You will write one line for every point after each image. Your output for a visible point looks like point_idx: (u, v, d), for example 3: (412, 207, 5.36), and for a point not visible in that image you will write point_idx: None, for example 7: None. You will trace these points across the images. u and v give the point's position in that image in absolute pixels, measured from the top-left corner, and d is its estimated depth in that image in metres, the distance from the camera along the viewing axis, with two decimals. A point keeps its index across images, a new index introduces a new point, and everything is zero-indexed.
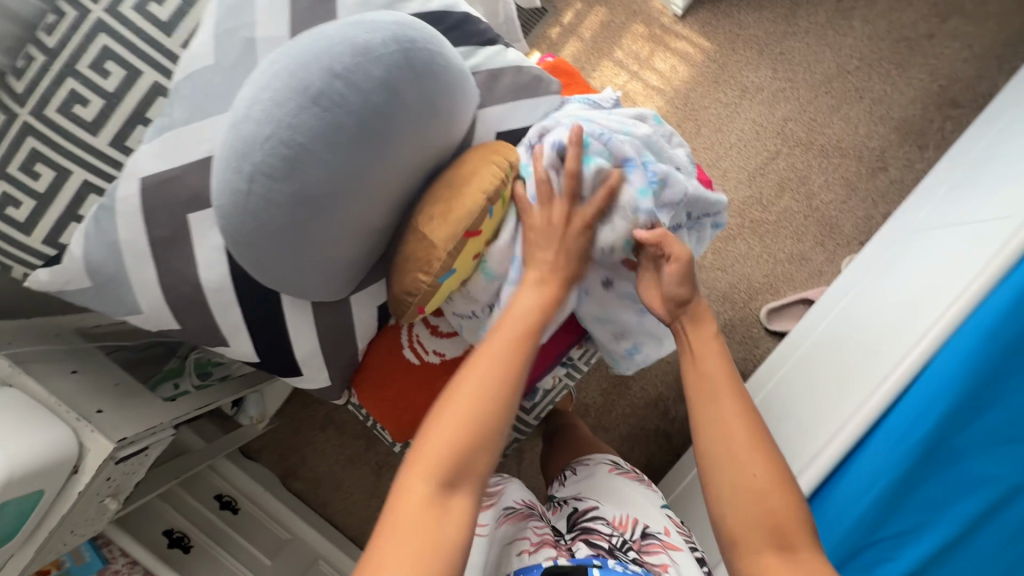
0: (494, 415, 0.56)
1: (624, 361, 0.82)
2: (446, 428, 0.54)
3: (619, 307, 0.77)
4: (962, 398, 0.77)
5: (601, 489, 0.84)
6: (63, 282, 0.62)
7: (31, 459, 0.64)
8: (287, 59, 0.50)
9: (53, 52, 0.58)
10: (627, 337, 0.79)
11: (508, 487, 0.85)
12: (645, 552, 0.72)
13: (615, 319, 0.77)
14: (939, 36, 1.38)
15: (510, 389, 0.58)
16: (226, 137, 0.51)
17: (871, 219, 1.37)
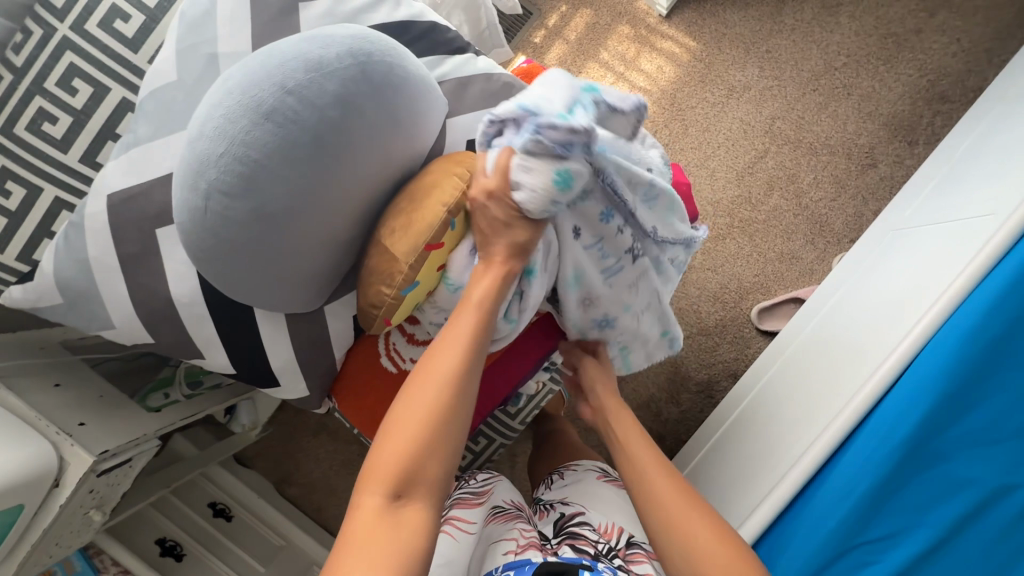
0: (446, 420, 0.55)
1: (592, 330, 0.79)
2: (397, 438, 0.53)
3: (587, 275, 0.72)
4: (945, 398, 0.77)
5: (588, 493, 0.84)
6: (35, 299, 0.62)
7: (10, 475, 0.64)
8: (242, 77, 0.50)
9: (20, 70, 0.58)
10: (595, 307, 0.75)
11: (498, 487, 0.85)
12: (630, 561, 0.72)
13: (582, 288, 0.73)
14: (927, 31, 1.37)
15: (461, 392, 0.56)
16: (183, 154, 0.51)
17: (862, 217, 1.36)
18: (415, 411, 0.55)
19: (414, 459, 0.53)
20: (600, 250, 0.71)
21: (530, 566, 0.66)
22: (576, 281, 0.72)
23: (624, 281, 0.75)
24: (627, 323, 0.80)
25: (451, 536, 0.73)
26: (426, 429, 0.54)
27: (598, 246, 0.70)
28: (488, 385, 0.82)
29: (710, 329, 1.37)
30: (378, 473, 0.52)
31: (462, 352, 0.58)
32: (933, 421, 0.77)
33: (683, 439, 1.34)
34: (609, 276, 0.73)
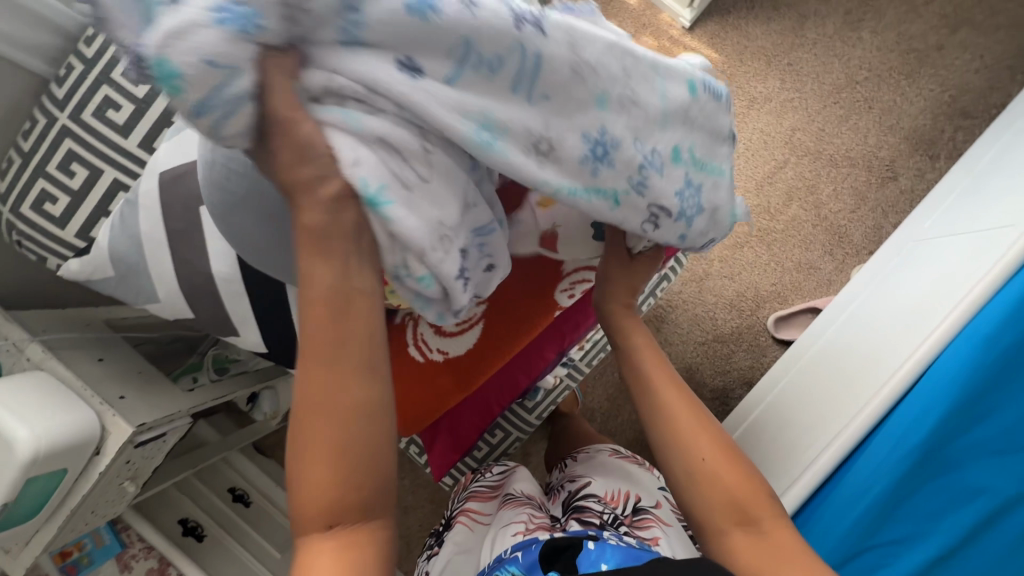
0: (355, 433, 0.41)
1: (609, 186, 0.48)
2: (310, 474, 0.42)
3: (500, 109, 0.42)
4: (960, 406, 0.77)
5: (596, 468, 0.87)
6: (89, 272, 0.66)
7: (56, 438, 0.68)
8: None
9: (90, 61, 0.64)
10: (563, 149, 0.45)
11: (514, 477, 0.89)
12: (637, 527, 0.74)
13: (516, 133, 0.43)
14: (949, 47, 1.38)
15: (354, 395, 0.41)
16: None
17: (881, 229, 1.37)
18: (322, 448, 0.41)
19: (352, 494, 0.42)
20: (477, 55, 0.39)
21: (538, 544, 0.64)
22: (492, 128, 0.42)
23: (563, 76, 0.43)
24: (616, 125, 0.47)
25: (465, 526, 0.81)
26: (348, 465, 0.42)
27: (462, 62, 0.39)
28: (510, 376, 0.87)
29: (726, 336, 1.38)
30: (309, 516, 0.42)
31: (346, 364, 0.41)
32: (952, 424, 0.78)
33: None
34: (530, 93, 0.43)
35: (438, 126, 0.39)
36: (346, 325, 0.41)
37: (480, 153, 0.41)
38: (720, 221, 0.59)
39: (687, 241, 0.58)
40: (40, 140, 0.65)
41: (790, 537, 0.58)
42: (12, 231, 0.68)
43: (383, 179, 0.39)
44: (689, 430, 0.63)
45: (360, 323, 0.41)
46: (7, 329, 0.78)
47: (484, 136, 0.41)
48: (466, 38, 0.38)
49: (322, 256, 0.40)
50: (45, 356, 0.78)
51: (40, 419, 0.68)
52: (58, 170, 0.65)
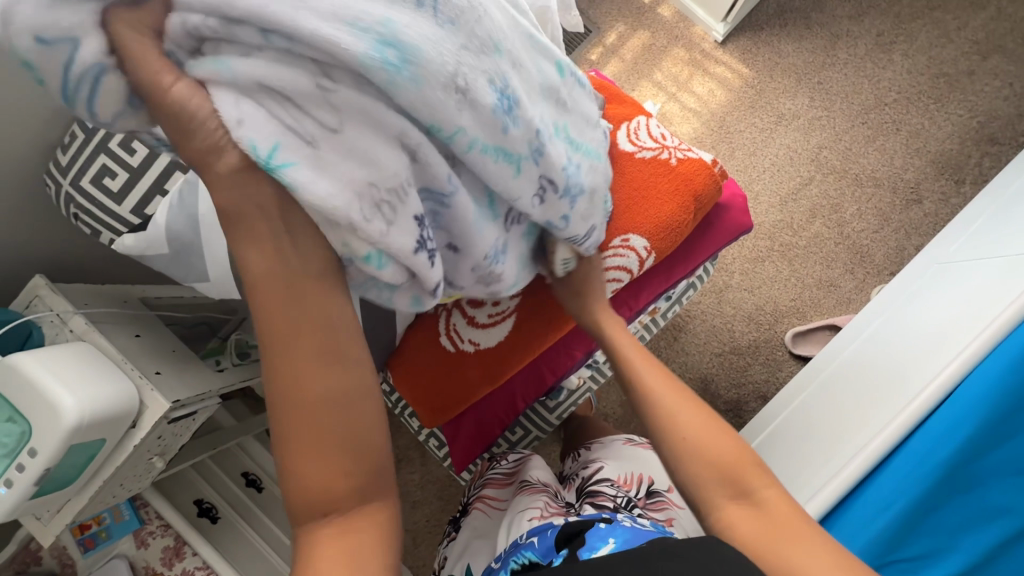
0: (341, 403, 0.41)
1: (515, 149, 0.50)
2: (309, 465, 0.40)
3: (411, 28, 0.41)
4: (984, 427, 0.78)
5: (610, 453, 0.89)
6: (144, 247, 0.66)
7: (98, 408, 0.69)
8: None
9: None
10: (479, 86, 0.45)
11: (529, 465, 0.87)
12: (650, 509, 0.78)
13: (433, 65, 0.41)
14: (979, 73, 1.39)
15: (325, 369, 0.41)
16: None
17: (903, 250, 1.37)
18: (304, 434, 0.40)
19: (342, 480, 0.41)
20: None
21: (553, 530, 0.65)
22: (403, 57, 0.40)
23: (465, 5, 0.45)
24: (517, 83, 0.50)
25: (482, 512, 0.83)
26: (329, 443, 0.41)
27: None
28: (537, 372, 0.89)
29: (742, 349, 1.39)
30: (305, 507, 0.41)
31: (302, 345, 0.40)
32: (979, 445, 0.78)
33: None
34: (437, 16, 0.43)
35: (334, 44, 0.38)
36: (293, 308, 0.41)
37: (390, 74, 0.39)
38: (596, 202, 0.65)
39: (570, 222, 0.62)
40: None
41: (778, 500, 0.54)
42: (69, 203, 0.69)
43: (275, 138, 0.39)
44: (665, 401, 0.62)
45: (304, 305, 0.41)
46: (52, 301, 0.79)
47: (393, 58, 0.39)
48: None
49: (261, 243, 0.41)
50: (88, 328, 0.79)
51: (84, 388, 0.69)
52: (120, 148, 0.68)
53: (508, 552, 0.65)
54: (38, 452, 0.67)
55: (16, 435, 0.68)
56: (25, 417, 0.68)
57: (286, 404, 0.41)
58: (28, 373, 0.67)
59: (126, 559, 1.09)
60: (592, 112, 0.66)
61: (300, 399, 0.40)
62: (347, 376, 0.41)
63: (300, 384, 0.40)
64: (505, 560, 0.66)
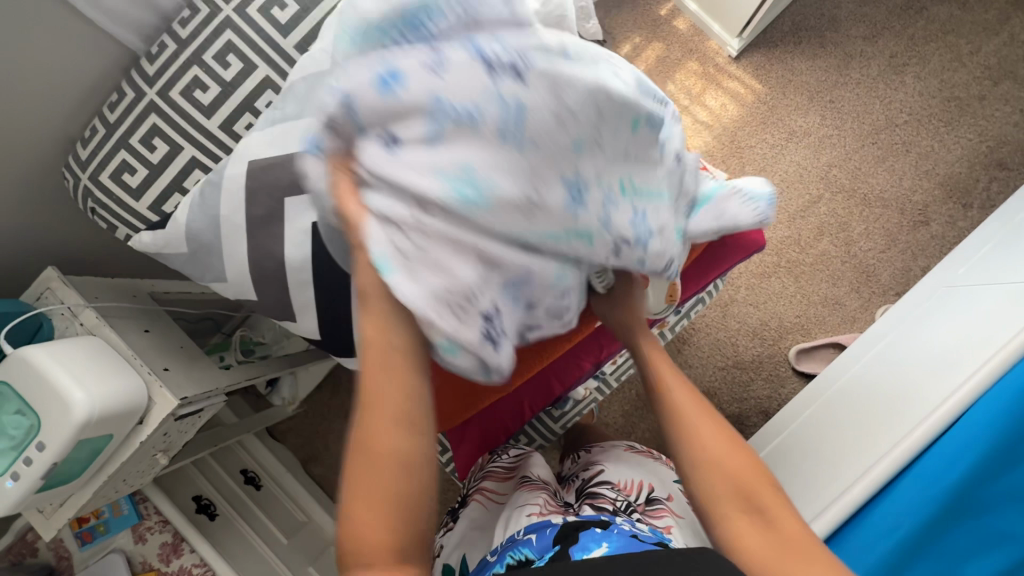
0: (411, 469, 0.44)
1: (583, 225, 0.52)
2: (366, 518, 0.43)
3: (488, 164, 0.47)
4: (992, 454, 0.78)
5: (611, 459, 0.87)
6: (162, 245, 0.68)
7: (109, 405, 0.69)
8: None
9: (184, 42, 0.66)
10: (547, 191, 0.50)
11: (531, 461, 0.85)
12: (650, 515, 0.73)
13: (504, 190, 0.48)
14: (990, 99, 1.40)
15: (407, 432, 0.45)
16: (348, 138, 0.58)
17: (909, 271, 1.37)
18: (371, 498, 0.43)
19: (392, 540, 0.43)
20: (454, 113, 0.46)
21: (552, 529, 0.63)
22: (478, 185, 0.47)
23: (540, 123, 0.48)
24: (591, 169, 0.52)
25: (480, 503, 0.80)
26: (387, 506, 0.43)
27: (430, 107, 0.46)
28: (544, 383, 0.89)
29: (746, 364, 1.39)
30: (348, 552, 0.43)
31: (391, 405, 0.45)
32: (987, 472, 0.79)
33: None
34: (502, 136, 0.47)
35: (420, 189, 0.46)
36: (384, 371, 0.46)
37: (468, 199, 0.47)
38: (670, 241, 0.61)
39: (647, 264, 0.59)
40: (126, 114, 0.67)
41: (791, 518, 0.52)
42: (87, 197, 0.69)
43: (385, 253, 0.46)
44: (687, 412, 0.61)
45: (394, 372, 0.46)
46: (64, 294, 0.79)
47: (470, 187, 0.47)
48: (433, 96, 0.46)
49: (374, 311, 0.48)
50: (98, 323, 0.79)
51: (95, 383, 0.69)
52: (140, 144, 0.67)
53: (507, 545, 0.63)
54: (46, 447, 0.66)
55: (25, 427, 0.68)
56: (34, 410, 0.68)
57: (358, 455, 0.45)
58: (40, 367, 0.67)
59: (124, 553, 1.09)
60: (679, 131, 0.65)
61: (370, 451, 0.45)
62: (413, 443, 0.45)
63: (381, 445, 0.44)
64: (501, 554, 0.63)
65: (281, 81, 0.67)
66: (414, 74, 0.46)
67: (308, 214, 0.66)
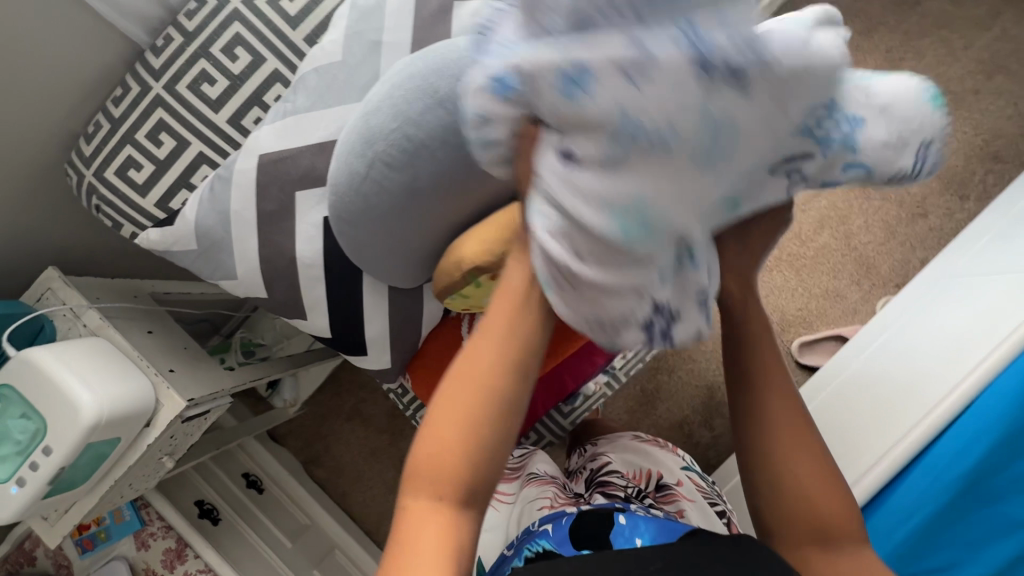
0: (495, 413, 0.41)
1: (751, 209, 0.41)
2: (439, 423, 0.42)
3: (665, 192, 0.36)
4: (1004, 440, 0.77)
5: (617, 447, 0.82)
6: (171, 242, 0.67)
7: (116, 407, 0.67)
8: (423, 65, 0.56)
9: (190, 34, 0.64)
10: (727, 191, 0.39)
11: (535, 459, 0.84)
12: (661, 501, 0.72)
13: (681, 221, 0.37)
14: (985, 92, 1.36)
15: (505, 366, 0.42)
16: (355, 125, 0.59)
17: (908, 264, 1.36)
18: (444, 405, 0.42)
19: (444, 456, 0.41)
20: (641, 129, 0.34)
21: (568, 518, 0.62)
22: (663, 216, 0.36)
23: (752, 131, 0.37)
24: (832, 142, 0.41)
25: None
26: (457, 420, 0.41)
27: (623, 136, 0.34)
28: (559, 380, 0.88)
29: None
30: (420, 478, 0.42)
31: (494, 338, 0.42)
32: (995, 461, 0.77)
33: (714, 464, 1.29)
34: (701, 152, 0.36)
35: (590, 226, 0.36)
36: (523, 306, 0.42)
37: (631, 242, 0.36)
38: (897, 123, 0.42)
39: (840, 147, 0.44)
40: (132, 107, 0.65)
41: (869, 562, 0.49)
42: (91, 194, 0.68)
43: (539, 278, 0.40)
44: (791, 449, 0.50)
45: (537, 314, 0.42)
46: (65, 295, 0.77)
47: (641, 224, 0.36)
48: (624, 110, 0.34)
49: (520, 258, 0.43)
50: (102, 324, 0.77)
51: (102, 385, 0.67)
52: (146, 139, 0.65)
53: (522, 539, 0.62)
54: (53, 450, 0.64)
55: (30, 432, 0.67)
56: (41, 415, 0.66)
57: (457, 381, 0.42)
58: (47, 371, 0.65)
59: (126, 560, 1.07)
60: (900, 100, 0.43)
61: (472, 386, 0.42)
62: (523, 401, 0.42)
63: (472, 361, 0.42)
64: (518, 547, 0.62)
65: (291, 75, 0.66)
66: (607, 77, 0.33)
67: (318, 208, 0.66)
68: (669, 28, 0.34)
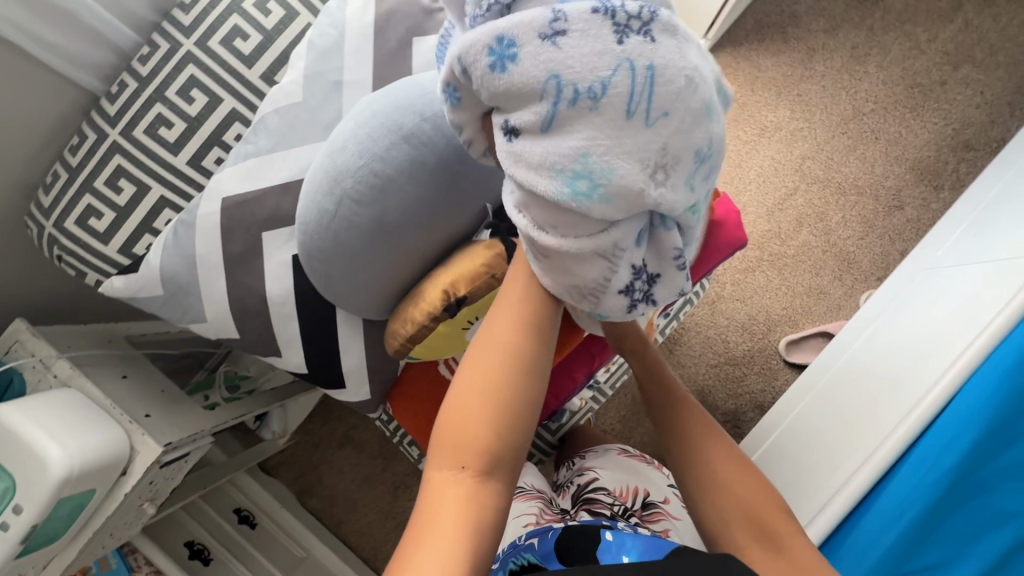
0: (514, 366, 0.47)
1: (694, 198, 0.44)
2: (462, 380, 0.47)
3: (607, 148, 0.40)
4: (989, 431, 0.77)
5: (603, 460, 0.81)
6: (136, 289, 0.66)
7: (88, 459, 0.66)
8: (386, 104, 0.57)
9: (144, 78, 0.64)
10: (685, 151, 0.41)
11: (524, 471, 0.83)
12: (648, 520, 0.71)
13: (629, 178, 0.40)
14: (952, 83, 1.36)
15: (521, 328, 0.48)
16: (322, 167, 0.58)
17: (888, 256, 1.37)
18: (468, 364, 0.48)
19: (466, 412, 0.45)
20: (572, 94, 0.39)
21: (553, 532, 0.61)
22: (606, 173, 0.40)
23: (675, 87, 0.40)
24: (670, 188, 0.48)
25: None
26: (477, 376, 0.46)
27: (556, 103, 0.40)
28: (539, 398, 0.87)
29: (738, 359, 1.38)
30: (446, 444, 0.45)
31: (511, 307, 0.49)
32: (979, 454, 0.77)
33: None
34: (630, 109, 0.39)
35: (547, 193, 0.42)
36: (527, 284, 0.50)
37: (580, 203, 0.41)
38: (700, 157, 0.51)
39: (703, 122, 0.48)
40: (89, 156, 0.65)
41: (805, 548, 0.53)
42: (53, 245, 0.67)
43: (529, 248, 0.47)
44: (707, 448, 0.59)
45: (538, 290, 0.50)
46: (33, 345, 0.76)
47: (587, 184, 0.40)
48: (556, 78, 0.39)
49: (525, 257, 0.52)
50: (73, 373, 0.76)
51: (73, 439, 0.66)
52: (105, 186, 0.64)
53: (508, 551, 0.62)
54: (23, 509, 0.63)
55: None
56: (9, 473, 0.64)
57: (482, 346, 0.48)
58: (14, 427, 0.64)
59: None
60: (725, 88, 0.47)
61: (494, 343, 0.48)
62: (535, 368, 0.48)
63: (492, 325, 0.49)
64: (504, 560, 0.62)
65: (250, 113, 0.66)
66: (534, 65, 0.39)
67: (286, 246, 0.65)
68: (584, 13, 0.39)
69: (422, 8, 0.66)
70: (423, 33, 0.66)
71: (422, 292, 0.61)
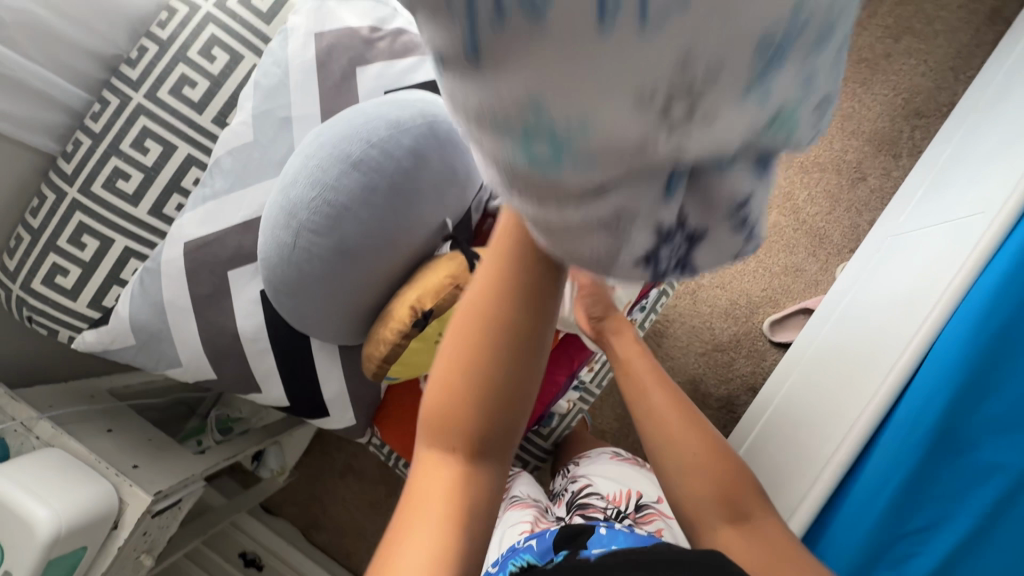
0: (493, 373, 0.42)
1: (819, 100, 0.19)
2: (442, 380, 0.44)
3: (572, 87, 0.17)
4: (962, 387, 0.77)
5: (596, 467, 0.82)
6: (109, 341, 0.67)
7: (75, 516, 0.66)
8: (334, 135, 0.59)
9: (97, 135, 0.65)
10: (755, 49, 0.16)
11: (519, 482, 0.84)
12: (641, 521, 0.71)
13: (623, 135, 0.18)
14: (895, 54, 1.40)
15: (500, 334, 0.41)
16: (277, 201, 0.59)
17: (858, 227, 1.39)
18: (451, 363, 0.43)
19: (448, 412, 0.44)
20: None
21: (552, 532, 0.61)
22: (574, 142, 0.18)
23: None
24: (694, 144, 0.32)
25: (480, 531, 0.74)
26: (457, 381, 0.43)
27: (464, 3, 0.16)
28: None
29: (724, 345, 1.40)
30: (433, 434, 0.45)
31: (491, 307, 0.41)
32: (955, 411, 0.78)
33: None
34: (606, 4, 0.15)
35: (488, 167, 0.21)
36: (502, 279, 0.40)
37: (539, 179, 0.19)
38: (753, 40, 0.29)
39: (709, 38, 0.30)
40: (50, 215, 0.66)
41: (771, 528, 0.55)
42: (22, 307, 0.67)
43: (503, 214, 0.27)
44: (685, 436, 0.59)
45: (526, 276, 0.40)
46: (14, 409, 0.76)
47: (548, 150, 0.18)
48: None
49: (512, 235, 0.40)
50: (55, 433, 0.76)
51: (59, 497, 0.66)
52: (68, 244, 0.65)
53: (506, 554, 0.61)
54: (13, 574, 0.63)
55: None
56: None
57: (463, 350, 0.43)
58: None
59: None
60: None
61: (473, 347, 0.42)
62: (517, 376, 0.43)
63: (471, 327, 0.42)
64: (502, 563, 0.61)
65: (205, 157, 0.68)
66: None
67: (253, 283, 0.66)
68: None
69: (362, 39, 0.68)
70: (365, 62, 0.68)
71: (390, 311, 0.62)
